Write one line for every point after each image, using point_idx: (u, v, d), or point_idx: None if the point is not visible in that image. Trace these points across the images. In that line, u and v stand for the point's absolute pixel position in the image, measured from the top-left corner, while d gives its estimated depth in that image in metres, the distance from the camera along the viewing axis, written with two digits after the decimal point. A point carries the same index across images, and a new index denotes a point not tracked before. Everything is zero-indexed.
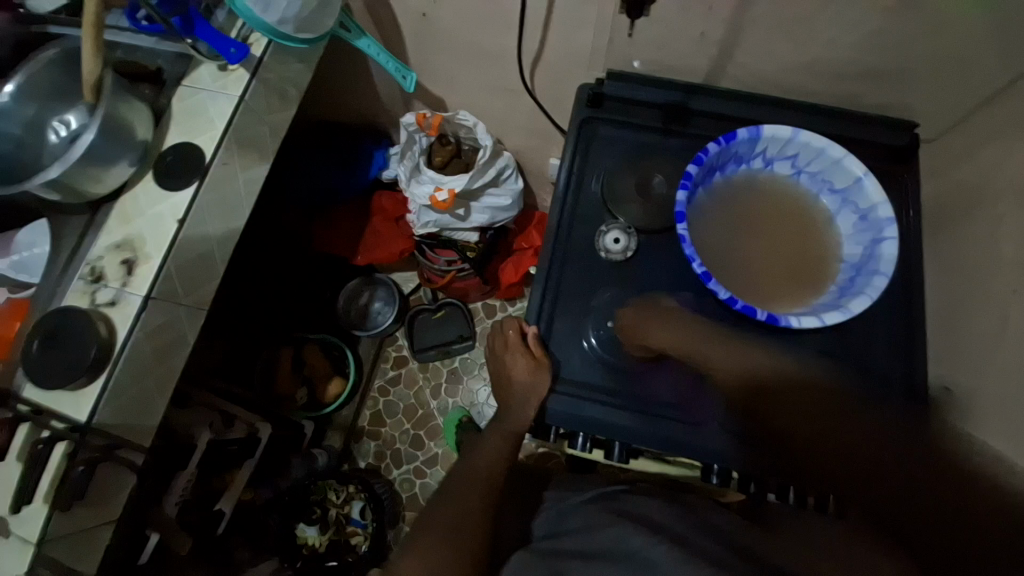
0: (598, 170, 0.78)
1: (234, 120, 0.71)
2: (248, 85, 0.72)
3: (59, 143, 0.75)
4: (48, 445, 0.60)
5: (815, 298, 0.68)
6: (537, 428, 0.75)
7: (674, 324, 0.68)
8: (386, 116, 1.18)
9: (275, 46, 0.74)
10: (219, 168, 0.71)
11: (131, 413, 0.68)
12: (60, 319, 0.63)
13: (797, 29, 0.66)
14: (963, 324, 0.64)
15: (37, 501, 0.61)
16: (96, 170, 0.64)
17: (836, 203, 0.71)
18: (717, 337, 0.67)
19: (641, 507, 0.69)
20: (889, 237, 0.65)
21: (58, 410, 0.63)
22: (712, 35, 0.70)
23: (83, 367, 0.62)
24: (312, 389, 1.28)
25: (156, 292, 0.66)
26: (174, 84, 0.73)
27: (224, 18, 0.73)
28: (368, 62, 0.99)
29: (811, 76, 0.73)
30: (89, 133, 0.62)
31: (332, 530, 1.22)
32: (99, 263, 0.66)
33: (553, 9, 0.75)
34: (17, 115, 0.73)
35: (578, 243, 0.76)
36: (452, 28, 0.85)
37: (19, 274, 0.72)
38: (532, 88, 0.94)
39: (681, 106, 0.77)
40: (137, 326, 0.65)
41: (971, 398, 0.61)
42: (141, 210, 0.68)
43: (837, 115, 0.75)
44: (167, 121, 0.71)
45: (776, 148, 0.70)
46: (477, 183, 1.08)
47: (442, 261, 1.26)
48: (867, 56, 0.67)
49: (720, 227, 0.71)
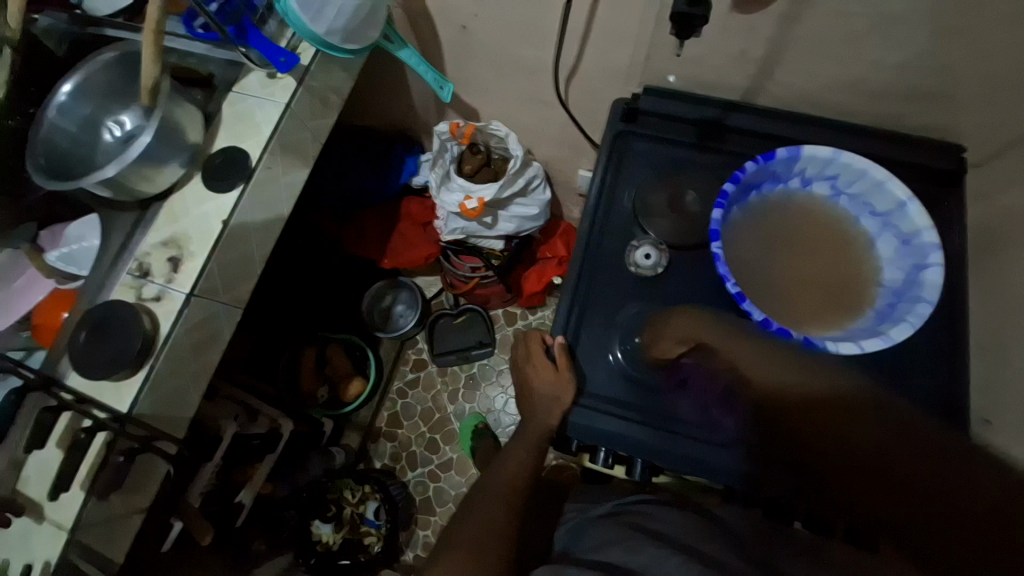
0: (630, 184, 0.78)
1: (280, 126, 0.73)
2: (294, 92, 0.74)
3: (113, 143, 0.79)
4: (88, 435, 0.62)
5: (851, 322, 0.67)
6: (557, 440, 0.76)
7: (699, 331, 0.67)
8: (418, 122, 1.20)
9: (321, 55, 0.77)
10: (263, 172, 0.73)
11: (171, 407, 0.70)
12: (108, 312, 0.66)
13: (841, 49, 0.66)
14: (1007, 356, 0.62)
15: (74, 489, 0.64)
16: (149, 169, 0.67)
17: (876, 226, 0.69)
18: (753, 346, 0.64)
19: (651, 517, 0.69)
20: (934, 264, 0.63)
21: (99, 400, 0.65)
22: (753, 53, 0.70)
23: (129, 358, 0.64)
24: (334, 387, 1.29)
25: (198, 289, 0.68)
26: (224, 89, 0.76)
27: (276, 27, 0.75)
28: (405, 70, 1.01)
29: (853, 95, 0.72)
30: (146, 136, 0.65)
31: (346, 528, 1.22)
32: (146, 259, 0.69)
33: (593, 23, 0.76)
34: (75, 114, 0.76)
35: (608, 257, 0.76)
36: (491, 40, 0.86)
37: (67, 266, 0.76)
38: (566, 100, 0.94)
39: (716, 122, 0.77)
40: (180, 320, 0.67)
41: (1013, 432, 0.59)
42: (187, 210, 0.71)
43: (878, 137, 0.74)
44: (216, 124, 0.74)
45: (815, 168, 0.70)
46: (506, 192, 1.09)
47: (467, 267, 1.26)
48: (913, 77, 0.66)
49: (753, 245, 0.71)
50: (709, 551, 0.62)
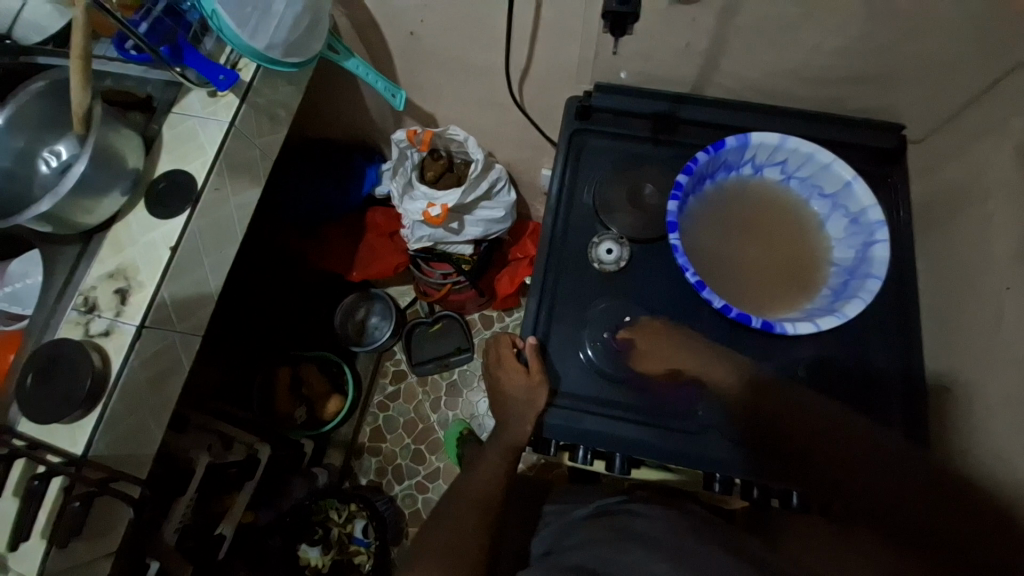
0: (589, 182, 0.78)
1: (224, 145, 0.71)
2: (238, 110, 0.72)
3: (50, 174, 0.74)
4: (43, 480, 0.58)
5: (807, 302, 0.69)
6: (536, 441, 0.73)
7: (665, 341, 0.71)
8: (376, 131, 1.18)
9: (264, 71, 0.75)
10: (211, 194, 0.71)
11: (129, 444, 0.67)
12: (54, 351, 0.62)
13: (780, 36, 0.67)
14: (958, 323, 0.65)
15: (35, 538, 0.61)
16: (88, 201, 0.64)
17: (826, 208, 0.71)
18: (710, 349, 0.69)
19: (639, 519, 0.70)
20: (880, 240, 0.65)
21: (53, 443, 0.62)
22: (697, 45, 0.71)
23: (79, 399, 0.61)
24: (312, 407, 1.27)
25: (150, 320, 0.66)
26: (164, 111, 0.73)
27: (213, 46, 0.73)
28: (356, 79, 1.00)
29: (797, 82, 0.74)
30: (80, 165, 0.62)
31: (334, 550, 1.20)
32: (92, 293, 0.66)
33: (540, 24, 0.76)
34: (8, 147, 0.73)
35: (572, 254, 0.76)
36: (441, 46, 0.85)
37: (12, 306, 0.72)
38: (522, 101, 0.94)
39: (668, 115, 0.78)
40: (132, 355, 0.65)
41: (971, 398, 0.62)
42: (134, 238, 0.68)
43: (825, 120, 0.75)
44: (157, 149, 0.71)
45: (765, 154, 0.71)
46: (470, 197, 1.09)
47: (438, 274, 1.25)
48: (851, 61, 0.69)
49: (713, 233, 0.72)
50: (697, 553, 0.63)
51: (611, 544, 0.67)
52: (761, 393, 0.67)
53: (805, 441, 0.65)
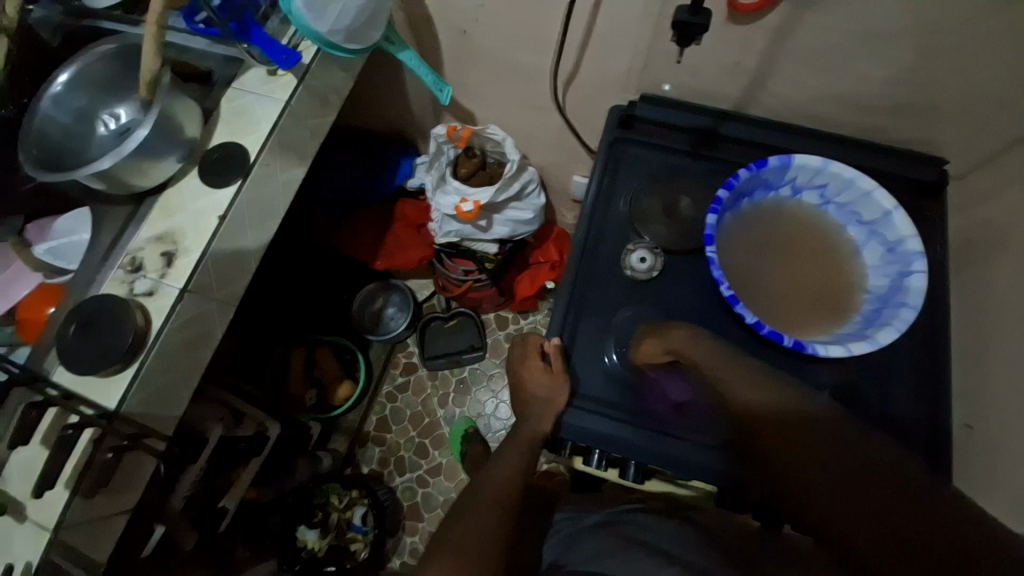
0: (626, 190, 0.79)
1: (279, 123, 0.73)
2: (295, 90, 0.74)
3: (108, 135, 0.78)
4: (77, 430, 0.60)
5: (838, 327, 0.69)
6: (550, 442, 0.75)
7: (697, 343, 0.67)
8: (414, 125, 1.20)
9: (322, 54, 0.77)
10: (261, 168, 0.72)
11: (159, 404, 0.68)
12: (97, 306, 0.64)
13: (830, 62, 0.68)
14: (988, 360, 0.64)
15: (58, 488, 0.62)
16: (145, 164, 0.66)
17: (863, 234, 0.71)
18: (739, 362, 0.66)
19: (646, 530, 0.73)
20: (917, 271, 0.66)
21: (88, 397, 0.63)
22: (746, 64, 0.72)
23: (119, 354, 0.63)
24: (322, 390, 1.28)
25: (191, 285, 0.67)
26: (223, 85, 0.76)
27: (277, 24, 0.76)
28: (402, 72, 1.02)
29: (842, 109, 0.75)
30: (143, 128, 0.64)
31: (332, 534, 1.20)
32: (138, 254, 0.68)
33: (591, 32, 0.78)
34: (69, 104, 0.75)
35: (603, 260, 0.77)
36: (491, 46, 0.87)
37: (54, 260, 0.73)
38: (563, 106, 0.96)
39: (711, 131, 0.79)
40: (172, 317, 0.66)
41: (993, 437, 0.61)
42: (183, 204, 0.70)
43: (866, 148, 0.76)
44: (214, 121, 0.73)
45: (805, 177, 0.72)
46: (501, 196, 1.10)
47: (459, 270, 1.26)
48: (898, 91, 0.69)
49: (747, 250, 0.72)
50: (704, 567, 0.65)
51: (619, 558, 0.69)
52: (783, 418, 0.63)
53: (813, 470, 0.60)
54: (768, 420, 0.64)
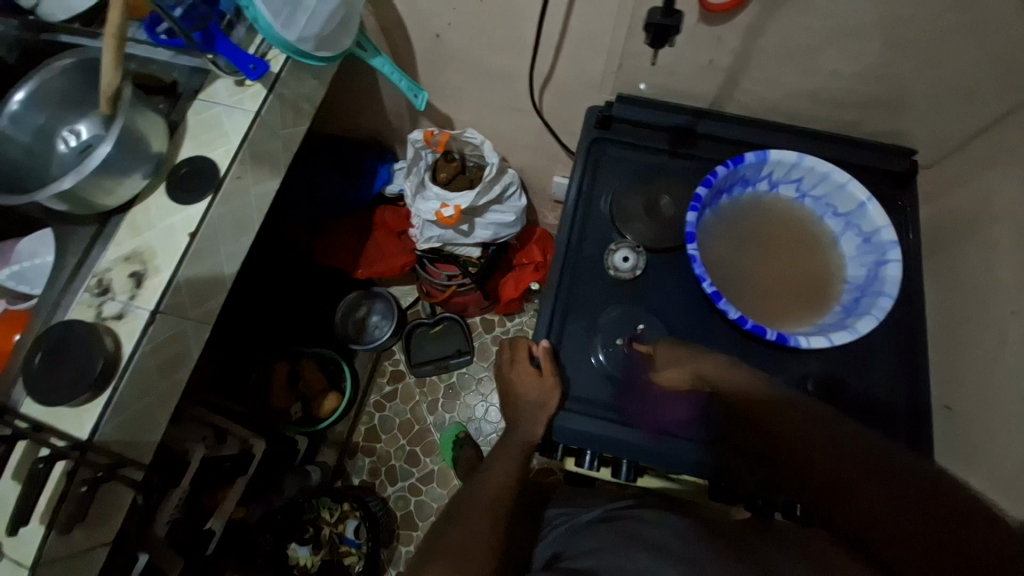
0: (606, 189, 0.79)
1: (249, 134, 0.71)
2: (264, 100, 0.72)
3: (69, 153, 0.75)
4: (48, 464, 0.58)
5: (819, 318, 0.70)
6: (543, 445, 0.75)
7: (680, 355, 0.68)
8: (391, 130, 1.19)
9: (292, 63, 0.75)
10: (232, 182, 0.70)
11: (135, 430, 0.66)
12: (65, 332, 0.61)
13: (802, 59, 0.69)
14: (962, 345, 0.66)
15: (34, 523, 0.59)
16: (109, 182, 0.63)
17: (839, 226, 0.73)
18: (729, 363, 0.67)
19: (645, 523, 0.72)
20: (892, 260, 0.67)
21: (58, 427, 0.61)
22: (720, 63, 0.73)
23: (89, 381, 0.60)
24: (308, 404, 1.25)
25: (164, 305, 0.65)
26: (189, 97, 0.73)
27: (244, 34, 0.74)
28: (377, 77, 1.00)
29: (815, 104, 0.76)
30: (105, 145, 0.61)
31: (324, 549, 1.19)
32: (106, 275, 0.66)
33: (566, 34, 0.77)
34: (28, 123, 0.72)
35: (588, 260, 0.77)
36: (466, 50, 0.86)
37: (19, 285, 0.70)
38: (541, 108, 0.95)
39: (688, 129, 0.79)
40: (144, 339, 0.64)
41: (971, 418, 0.63)
42: (151, 222, 0.67)
43: (838, 141, 0.77)
44: (180, 134, 0.71)
45: (781, 172, 0.73)
46: (482, 200, 1.09)
47: (443, 276, 1.26)
48: (867, 86, 0.71)
49: (729, 247, 0.73)
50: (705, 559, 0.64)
51: (624, 554, 0.66)
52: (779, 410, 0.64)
53: (818, 460, 0.61)
54: (766, 412, 0.64)
